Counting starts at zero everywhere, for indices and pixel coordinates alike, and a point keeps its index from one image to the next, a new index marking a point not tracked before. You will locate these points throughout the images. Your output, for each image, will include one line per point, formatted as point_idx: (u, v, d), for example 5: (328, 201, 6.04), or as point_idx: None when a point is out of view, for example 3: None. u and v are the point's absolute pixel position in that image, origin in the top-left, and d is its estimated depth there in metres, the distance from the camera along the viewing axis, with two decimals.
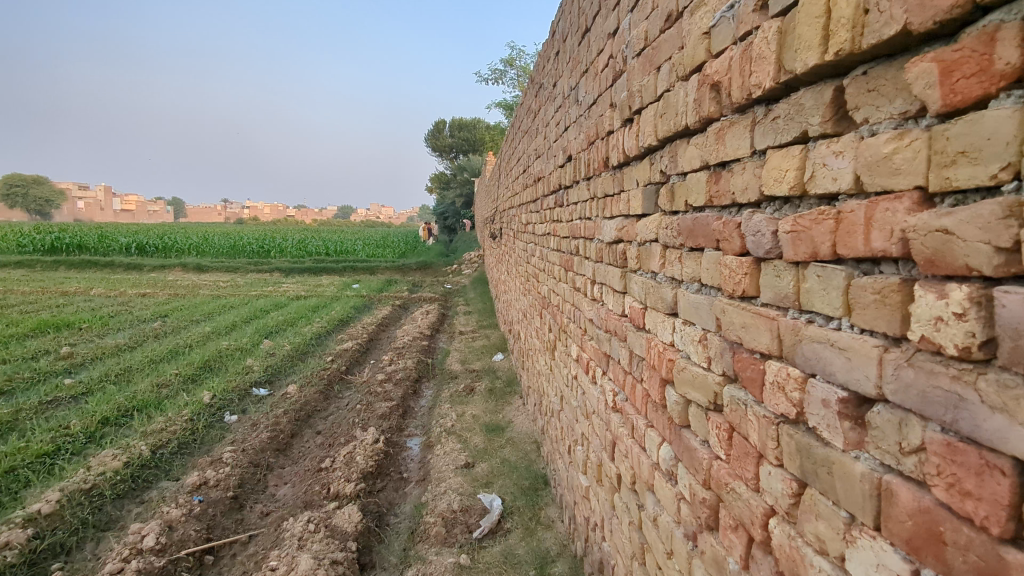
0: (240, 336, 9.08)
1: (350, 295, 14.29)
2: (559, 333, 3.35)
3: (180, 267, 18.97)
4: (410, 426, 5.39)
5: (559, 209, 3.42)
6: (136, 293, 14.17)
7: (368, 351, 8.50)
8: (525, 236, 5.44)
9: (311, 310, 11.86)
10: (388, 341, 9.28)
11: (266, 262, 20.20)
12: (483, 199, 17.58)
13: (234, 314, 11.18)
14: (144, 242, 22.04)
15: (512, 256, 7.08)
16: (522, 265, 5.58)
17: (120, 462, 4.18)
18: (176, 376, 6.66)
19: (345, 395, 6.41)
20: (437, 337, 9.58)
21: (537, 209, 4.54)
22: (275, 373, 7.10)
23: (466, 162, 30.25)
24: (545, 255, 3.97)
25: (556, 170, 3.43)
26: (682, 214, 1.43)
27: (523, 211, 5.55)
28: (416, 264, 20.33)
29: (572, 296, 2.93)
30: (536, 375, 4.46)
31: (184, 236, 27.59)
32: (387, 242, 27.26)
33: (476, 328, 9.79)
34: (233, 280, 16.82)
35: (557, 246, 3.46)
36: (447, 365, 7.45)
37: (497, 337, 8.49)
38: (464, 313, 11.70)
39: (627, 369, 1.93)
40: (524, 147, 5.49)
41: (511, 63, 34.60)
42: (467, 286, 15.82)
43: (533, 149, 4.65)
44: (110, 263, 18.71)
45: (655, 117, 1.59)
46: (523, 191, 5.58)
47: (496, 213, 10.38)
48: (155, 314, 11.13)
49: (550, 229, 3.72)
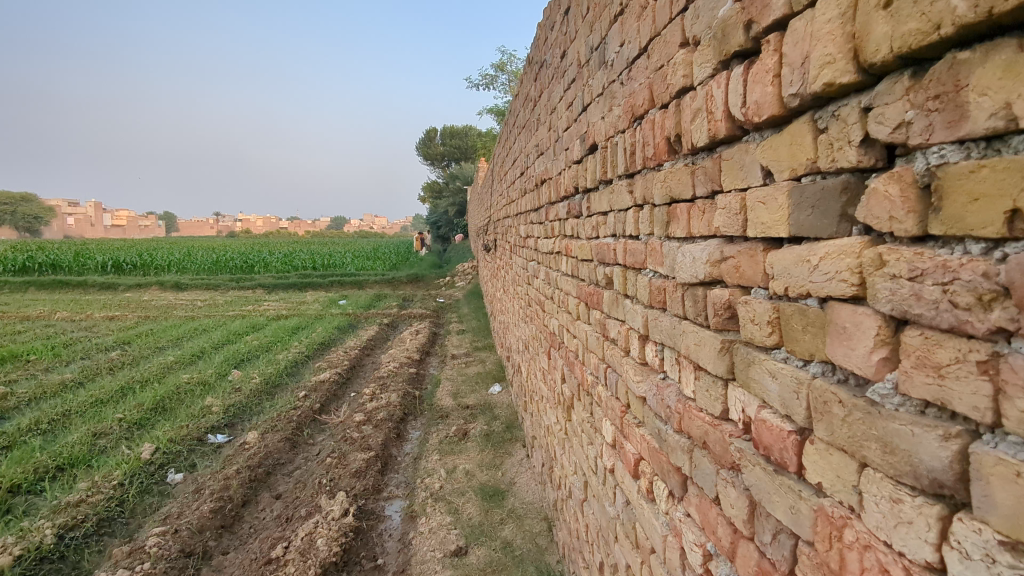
0: (206, 368, 8.12)
1: (334, 313, 13.31)
2: (580, 392, 2.44)
3: (157, 287, 17.99)
4: (389, 485, 4.45)
5: (573, 223, 2.52)
6: (104, 316, 13.21)
7: (348, 383, 7.53)
8: (525, 254, 4.51)
9: (290, 333, 10.90)
10: (373, 369, 8.30)
11: (250, 279, 19.20)
12: (476, 208, 16.63)
13: (205, 340, 10.22)
14: (121, 260, 21.03)
15: (510, 275, 6.14)
16: (523, 289, 4.65)
17: (8, 559, 3.25)
18: (119, 422, 5.71)
19: (316, 443, 5.45)
20: (428, 363, 8.60)
21: (539, 221, 3.62)
22: (237, 415, 6.13)
23: (458, 171, 29.31)
24: (554, 281, 3.06)
25: (570, 169, 2.52)
26: (988, 249, 0.57)
27: (523, 223, 4.62)
28: (406, 276, 19.32)
29: (601, 349, 2.02)
30: (545, 431, 3.53)
31: (164, 252, 26.58)
32: (378, 254, 26.30)
33: (470, 351, 8.82)
34: (212, 300, 15.83)
35: (572, 273, 2.55)
36: (438, 399, 6.49)
37: (494, 364, 7.52)
38: (457, 332, 10.72)
39: (739, 528, 1.03)
40: (523, 148, 4.55)
41: (502, 68, 33.76)
42: (461, 300, 14.84)
43: (533, 145, 3.74)
44: (83, 283, 17.75)
45: (853, 20, 0.71)
46: (522, 201, 4.65)
47: (491, 224, 9.45)
48: (118, 341, 10.16)
49: (561, 249, 2.81)
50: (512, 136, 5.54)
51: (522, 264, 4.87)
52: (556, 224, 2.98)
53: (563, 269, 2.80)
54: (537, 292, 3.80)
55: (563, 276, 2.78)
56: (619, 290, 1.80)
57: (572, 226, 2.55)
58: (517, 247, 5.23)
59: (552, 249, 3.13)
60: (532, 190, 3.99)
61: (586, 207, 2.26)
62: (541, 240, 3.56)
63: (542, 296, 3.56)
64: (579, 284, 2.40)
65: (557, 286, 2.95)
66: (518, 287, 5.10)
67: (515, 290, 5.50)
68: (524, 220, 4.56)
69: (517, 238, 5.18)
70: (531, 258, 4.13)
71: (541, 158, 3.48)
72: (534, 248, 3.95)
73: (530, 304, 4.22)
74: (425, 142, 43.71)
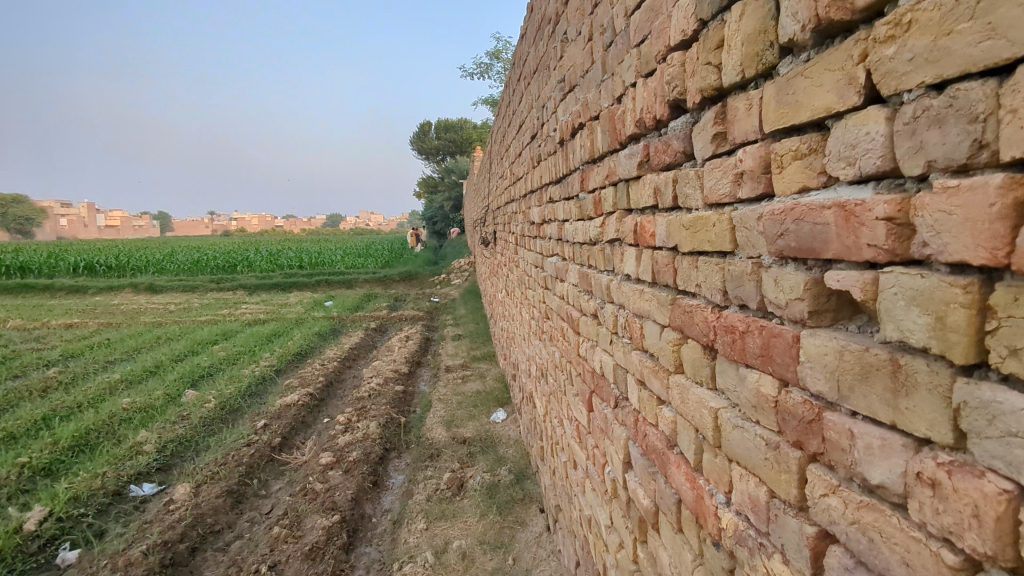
0: (155, 388, 6.88)
1: (316, 316, 12.04)
2: (682, 523, 1.22)
3: (130, 290, 16.73)
4: (357, 570, 3.24)
5: (659, 183, 1.29)
6: (62, 324, 11.95)
7: (321, 408, 6.27)
8: (540, 249, 3.27)
9: (264, 341, 9.67)
10: (352, 386, 7.05)
11: (231, 280, 17.92)
12: (471, 199, 15.28)
13: (164, 351, 8.96)
14: (94, 261, 19.76)
15: (515, 276, 4.89)
16: (538, 296, 3.43)
17: None
18: (19, 468, 4.47)
19: (268, 497, 4.21)
20: (419, 379, 7.33)
21: (568, 196, 2.37)
22: (174, 456, 4.89)
23: (454, 164, 28.07)
24: (601, 292, 1.84)
25: (653, 76, 1.29)
26: None
27: (535, 206, 3.37)
28: (399, 274, 18.05)
29: (793, 480, 0.80)
30: (580, 518, 2.32)
31: (144, 252, 25.22)
32: (369, 252, 25.01)
33: (468, 362, 7.55)
34: (185, 303, 14.57)
35: (660, 280, 1.32)
36: (427, 428, 5.28)
37: (496, 381, 6.26)
38: (452, 338, 9.46)
39: None
40: (534, 100, 3.29)
41: (498, 56, 32.41)
42: (457, 300, 13.61)
43: (555, 82, 2.51)
44: (50, 288, 16.57)
45: None
46: (534, 175, 3.41)
47: (489, 214, 8.21)
48: (64, 354, 8.89)
49: (621, 238, 1.59)
50: (517, 96, 4.26)
51: (533, 262, 3.65)
52: (605, 193, 1.76)
53: (626, 270, 1.57)
54: (563, 304, 2.57)
55: (628, 283, 1.55)
56: (918, 345, 0.60)
57: (654, 186, 1.33)
58: (526, 236, 3.99)
59: (595, 236, 1.91)
60: (551, 155, 2.74)
61: (713, 137, 1.03)
62: (571, 222, 2.32)
63: (573, 311, 2.33)
64: (682, 303, 1.17)
65: (612, 299, 1.72)
66: (529, 293, 3.84)
67: (523, 295, 4.25)
68: (537, 201, 3.31)
69: (526, 225, 3.93)
70: (551, 257, 2.89)
71: (569, 95, 2.24)
72: (554, 236, 2.71)
73: (551, 319, 2.98)
74: (418, 136, 42.34)
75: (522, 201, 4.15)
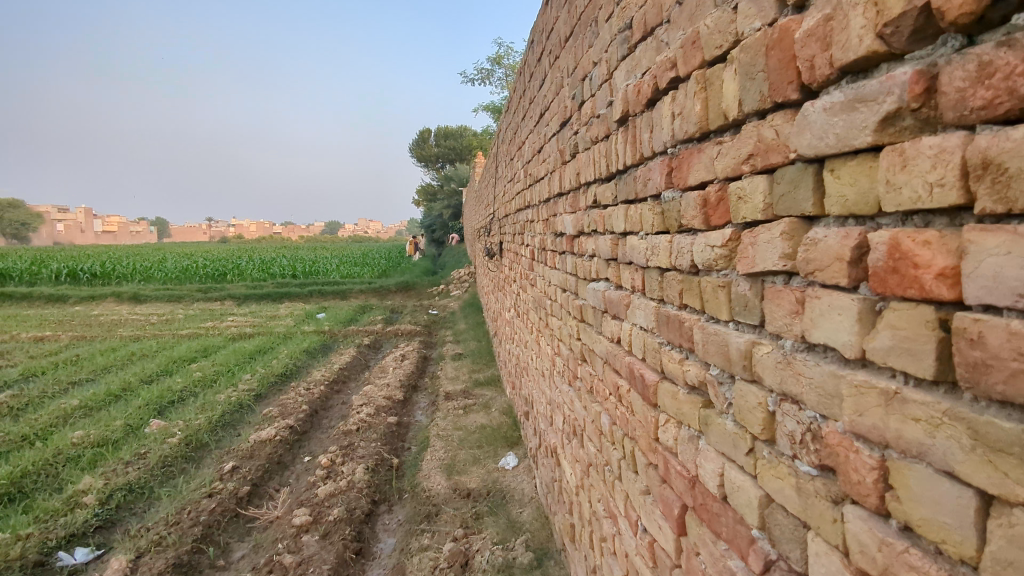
0: (115, 417, 6.07)
1: (306, 331, 11.21)
2: None
3: (112, 299, 15.92)
4: None
5: (1008, 152, 0.54)
6: (33, 337, 11.12)
7: (302, 444, 5.45)
8: (574, 272, 2.50)
9: (247, 359, 8.87)
10: (340, 416, 6.24)
11: (220, 289, 17.12)
12: (473, 207, 14.51)
13: (136, 371, 8.15)
14: (78, 269, 18.95)
15: (529, 296, 4.13)
16: (569, 331, 2.65)
17: None
18: None
19: (226, 569, 3.42)
20: (415, 408, 6.52)
21: (634, 197, 1.60)
22: (121, 511, 4.08)
23: (455, 172, 27.39)
24: (727, 360, 1.07)
25: None
26: None
27: (567, 212, 2.61)
28: (396, 285, 17.27)
29: None
30: None
31: (132, 259, 24.45)
32: (365, 260, 24.19)
33: (470, 389, 6.73)
34: (169, 315, 13.74)
35: (993, 390, 0.57)
36: (424, 473, 4.49)
37: (503, 414, 5.46)
38: (452, 357, 8.64)
39: None
40: (568, 75, 2.53)
41: (500, 63, 31.81)
42: (457, 313, 12.82)
43: (613, 36, 1.76)
44: (29, 296, 15.77)
45: None
46: (563, 173, 2.64)
47: (494, 222, 7.46)
48: (25, 374, 8.07)
49: (804, 269, 0.83)
50: (537, 80, 3.48)
51: (560, 285, 2.86)
52: (744, 187, 0.99)
53: (821, 337, 0.80)
54: (620, 353, 1.79)
55: (830, 364, 0.79)
56: None
57: (974, 162, 0.58)
58: (549, 251, 3.21)
59: (709, 261, 1.14)
60: (600, 141, 1.97)
61: None
62: (641, 235, 1.55)
63: (642, 371, 1.55)
64: None
65: (763, 382, 0.95)
66: (554, 323, 3.06)
67: (543, 323, 3.46)
68: (570, 206, 2.53)
69: (549, 237, 3.14)
70: (594, 283, 2.13)
71: (646, 44, 1.48)
72: (604, 254, 1.94)
73: (593, 366, 2.21)
74: (418, 142, 41.59)
75: (543, 207, 3.37)
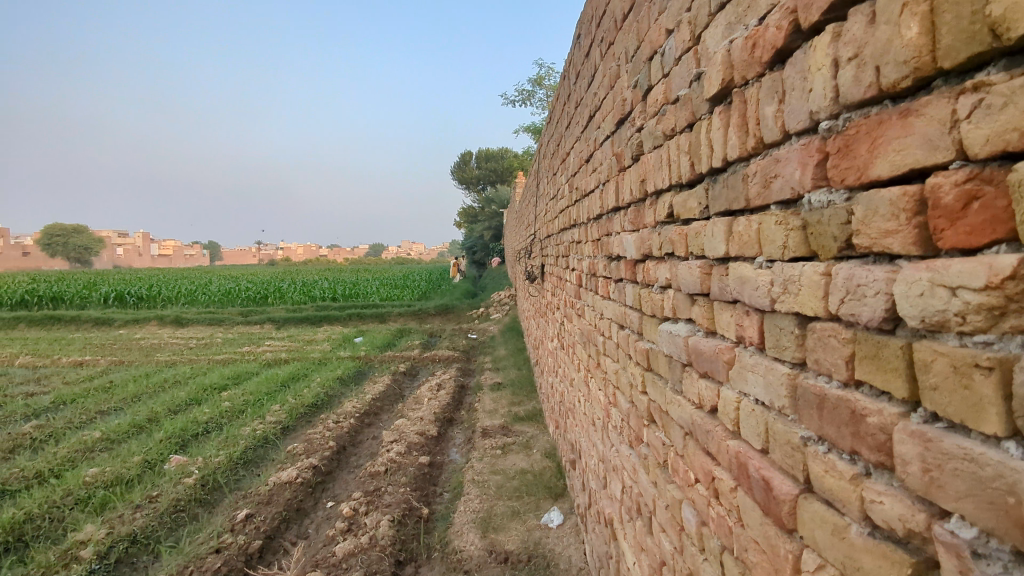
0: (135, 451, 5.75)
1: (342, 356, 10.87)
2: None
3: (156, 322, 16.00)
4: None
5: None
6: (73, 361, 11.09)
7: (325, 488, 4.99)
8: (637, 308, 1.97)
9: (279, 387, 8.56)
10: (368, 454, 5.78)
11: (261, 312, 17.08)
12: (514, 228, 14.08)
13: (166, 399, 7.91)
14: (125, 292, 19.26)
15: (576, 328, 3.60)
16: (629, 379, 2.11)
17: None
18: None
19: None
20: (450, 446, 6.00)
21: (745, 203, 1.08)
22: (120, 567, 3.70)
23: (495, 194, 27.14)
24: (1006, 521, 0.55)
25: None
26: None
27: (625, 231, 2.09)
28: (435, 307, 16.93)
29: None
30: None
31: (178, 282, 24.85)
32: (406, 283, 24.00)
33: (510, 425, 6.18)
34: (208, 339, 13.65)
35: None
36: (456, 527, 3.97)
37: (545, 457, 4.89)
38: (491, 387, 8.12)
39: None
40: (628, 60, 2.04)
41: (541, 83, 31.66)
42: (497, 337, 12.34)
43: None
44: (76, 319, 15.98)
45: None
46: (620, 181, 2.12)
47: (534, 243, 6.99)
48: (55, 401, 7.90)
49: None
50: (584, 78, 2.99)
51: (617, 320, 2.33)
52: None
53: None
54: (714, 430, 1.25)
55: None
56: None
57: None
58: (600, 278, 2.69)
59: (938, 317, 0.63)
60: (679, 133, 1.45)
61: None
62: (758, 264, 1.03)
63: (761, 471, 1.01)
64: None
65: None
66: (608, 367, 2.52)
67: (594, 362, 2.93)
68: (630, 222, 2.02)
69: (601, 261, 2.62)
70: (668, 325, 1.59)
71: None
72: (686, 287, 1.41)
73: (667, 434, 1.67)
74: (459, 164, 41.60)
75: (591, 225, 2.86)
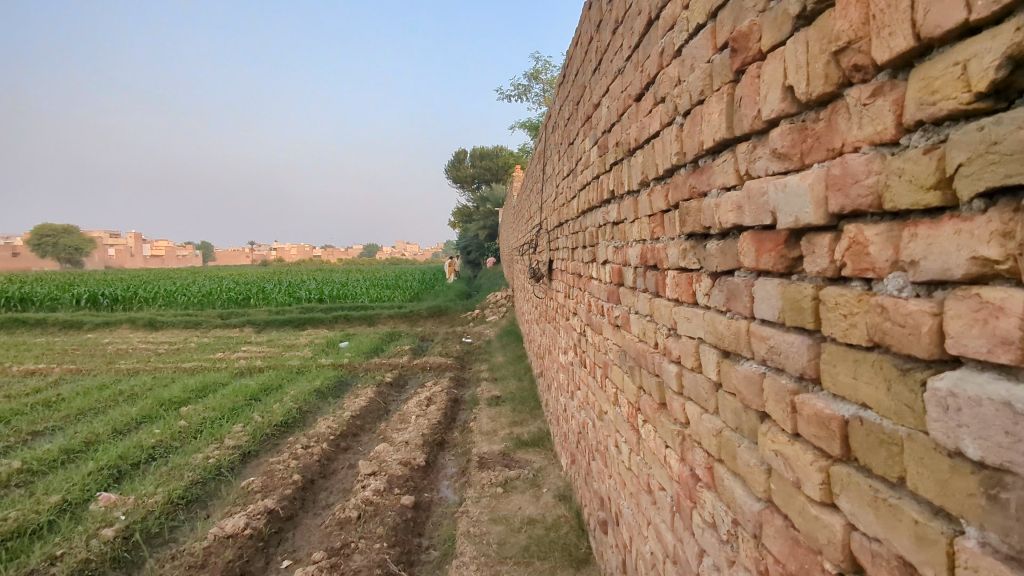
0: (55, 486, 4.71)
1: (323, 364, 9.83)
2: None
3: (127, 325, 14.84)
4: None
5: None
6: (23, 369, 9.95)
7: (282, 540, 3.97)
8: (801, 326, 0.98)
9: (247, 400, 7.51)
10: (341, 491, 4.77)
11: (241, 315, 15.98)
12: (512, 224, 13.09)
13: (114, 416, 6.85)
14: (98, 293, 18.08)
15: (609, 344, 2.62)
16: (765, 463, 1.11)
17: None
18: None
19: None
20: (440, 480, 4.96)
21: None
22: None
23: (491, 192, 26.11)
24: None
25: None
26: None
27: (760, 178, 1.10)
28: (427, 309, 15.88)
29: None
30: None
31: (158, 283, 23.62)
32: (397, 284, 22.92)
33: (511, 452, 5.15)
34: (180, 344, 12.54)
35: None
36: None
37: (559, 501, 3.90)
38: (488, 401, 7.07)
39: None
40: None
41: (537, 77, 30.68)
42: (494, 342, 11.31)
43: None
44: (41, 322, 14.79)
45: None
46: (745, 85, 1.14)
47: (539, 237, 6.00)
48: None
49: None
50: None
51: (720, 346, 1.34)
52: None
53: None
54: None
55: None
56: None
57: None
58: (671, 274, 1.69)
59: None
60: None
61: None
62: None
63: None
64: None
65: None
66: (694, 419, 1.52)
67: (653, 402, 1.92)
68: (779, 156, 1.03)
69: (676, 244, 1.62)
70: (997, 386, 0.60)
71: None
72: None
73: None
74: (454, 161, 40.47)
75: (651, 190, 1.86)
